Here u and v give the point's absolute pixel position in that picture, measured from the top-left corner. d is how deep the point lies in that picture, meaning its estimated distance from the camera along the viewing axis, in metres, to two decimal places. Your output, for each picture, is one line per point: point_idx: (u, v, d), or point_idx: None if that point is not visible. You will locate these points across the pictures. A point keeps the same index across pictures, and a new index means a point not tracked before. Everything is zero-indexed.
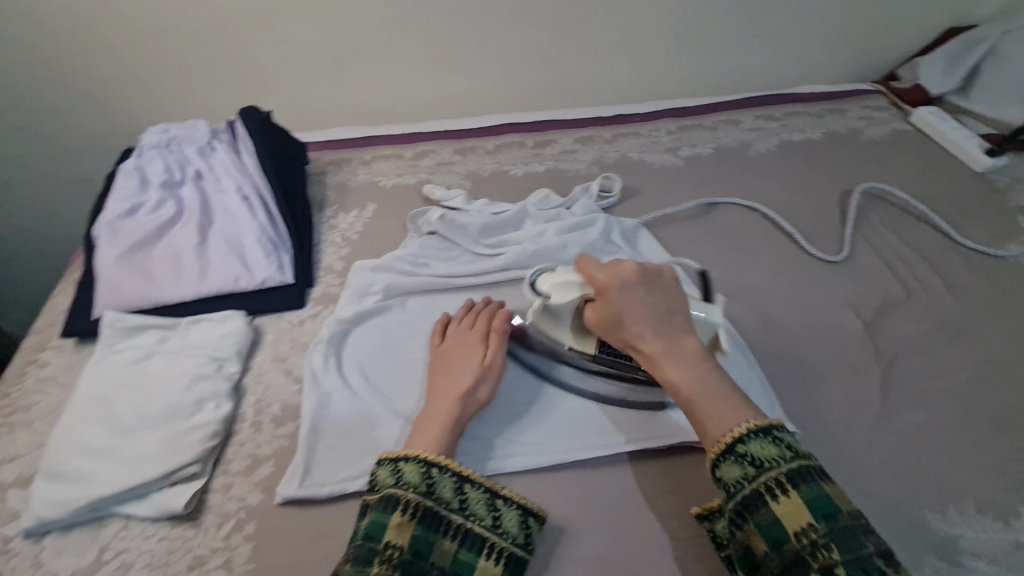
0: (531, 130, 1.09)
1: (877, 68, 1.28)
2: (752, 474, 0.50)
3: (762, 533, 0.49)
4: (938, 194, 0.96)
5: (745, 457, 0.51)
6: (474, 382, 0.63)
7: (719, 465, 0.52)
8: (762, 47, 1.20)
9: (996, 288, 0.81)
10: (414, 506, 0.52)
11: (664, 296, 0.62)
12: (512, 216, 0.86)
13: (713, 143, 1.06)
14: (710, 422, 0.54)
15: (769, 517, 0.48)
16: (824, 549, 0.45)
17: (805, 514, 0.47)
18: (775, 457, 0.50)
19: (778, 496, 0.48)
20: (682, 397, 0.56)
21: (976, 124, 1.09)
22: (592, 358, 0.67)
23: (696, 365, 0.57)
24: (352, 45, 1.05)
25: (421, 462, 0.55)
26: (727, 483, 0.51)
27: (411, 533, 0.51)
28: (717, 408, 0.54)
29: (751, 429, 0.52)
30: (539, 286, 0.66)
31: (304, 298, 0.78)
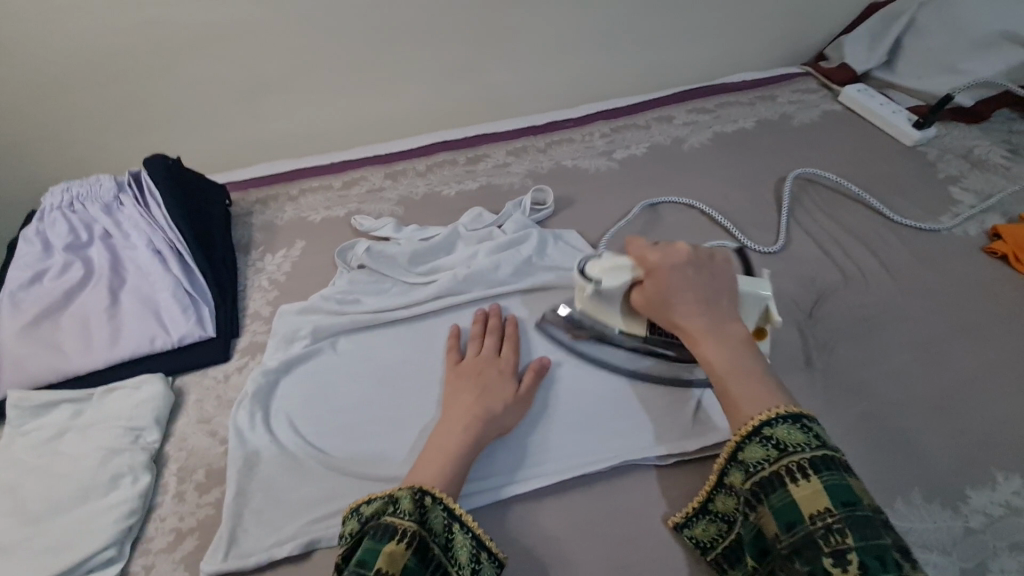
0: (463, 146, 1.07)
1: (805, 50, 1.29)
2: (774, 456, 0.48)
3: (775, 515, 0.46)
4: (871, 172, 0.96)
5: (769, 440, 0.49)
6: (503, 408, 0.62)
7: (742, 446, 0.50)
8: (689, 39, 1.19)
9: (932, 263, 0.81)
10: (408, 534, 0.48)
11: (716, 278, 0.60)
12: (443, 240, 0.83)
13: (647, 142, 1.05)
14: (743, 401, 0.52)
15: (786, 497, 0.46)
16: (839, 535, 0.43)
17: (823, 499, 0.45)
18: (802, 443, 0.48)
19: (797, 479, 0.46)
20: (717, 376, 0.54)
21: (903, 98, 1.09)
22: (643, 339, 0.68)
23: (735, 348, 0.55)
24: (267, 78, 1.01)
25: (416, 491, 0.52)
26: (748, 464, 0.50)
27: (403, 563, 0.47)
28: (751, 390, 0.52)
29: (778, 414, 0.50)
30: (589, 271, 0.65)
31: (229, 350, 0.74)
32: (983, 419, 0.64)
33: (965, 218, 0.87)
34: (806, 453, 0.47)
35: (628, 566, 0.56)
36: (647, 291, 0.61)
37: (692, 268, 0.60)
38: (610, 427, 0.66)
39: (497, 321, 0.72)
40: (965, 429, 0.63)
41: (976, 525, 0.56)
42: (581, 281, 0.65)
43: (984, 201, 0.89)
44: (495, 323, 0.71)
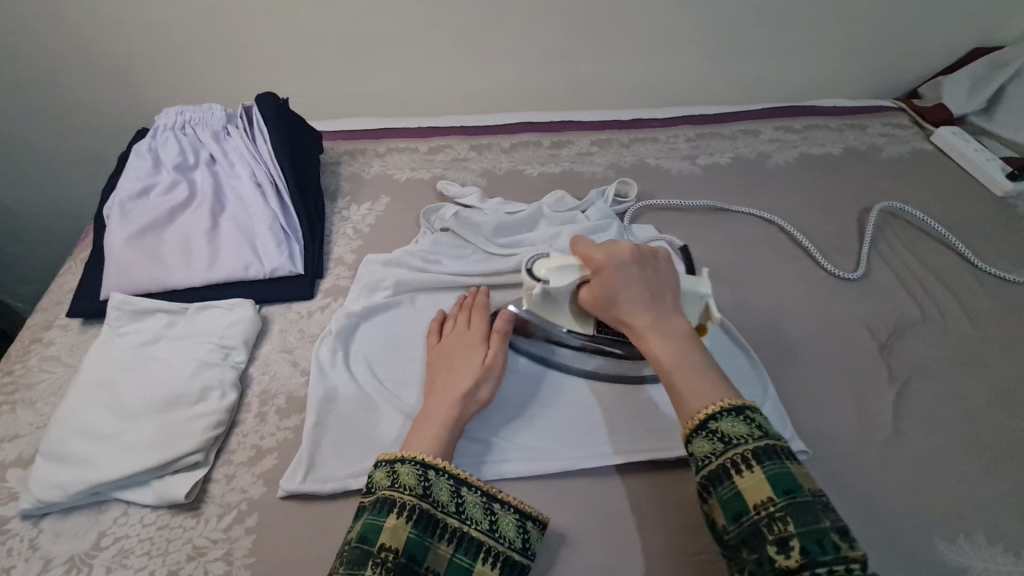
0: (549, 130, 1.08)
1: (898, 85, 1.27)
2: (720, 449, 0.48)
3: (724, 507, 0.47)
4: (958, 216, 0.95)
5: (715, 434, 0.49)
6: (475, 384, 0.62)
7: (690, 440, 0.50)
8: (785, 58, 1.18)
9: (1015, 315, 0.79)
10: (408, 508, 0.52)
11: (659, 276, 0.60)
12: (527, 216, 0.85)
13: (732, 153, 1.05)
14: (690, 398, 0.52)
15: (732, 490, 0.46)
16: (781, 522, 0.44)
17: (766, 489, 0.45)
18: (743, 434, 0.48)
19: (742, 470, 0.47)
20: (666, 372, 0.54)
21: (997, 146, 1.07)
22: (589, 338, 0.67)
23: (678, 344, 0.56)
24: (371, 35, 1.04)
25: (417, 464, 0.54)
26: (695, 459, 0.49)
27: (405, 535, 0.50)
28: (696, 384, 0.52)
29: (725, 407, 0.50)
30: (535, 270, 0.64)
31: (314, 289, 0.77)
32: None
33: None
34: (748, 444, 0.48)
35: (684, 554, 0.58)
36: (595, 290, 0.61)
37: (636, 264, 0.60)
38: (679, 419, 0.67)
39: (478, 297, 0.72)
40: None
41: None
42: (531, 282, 0.64)
43: None
44: (470, 302, 0.72)
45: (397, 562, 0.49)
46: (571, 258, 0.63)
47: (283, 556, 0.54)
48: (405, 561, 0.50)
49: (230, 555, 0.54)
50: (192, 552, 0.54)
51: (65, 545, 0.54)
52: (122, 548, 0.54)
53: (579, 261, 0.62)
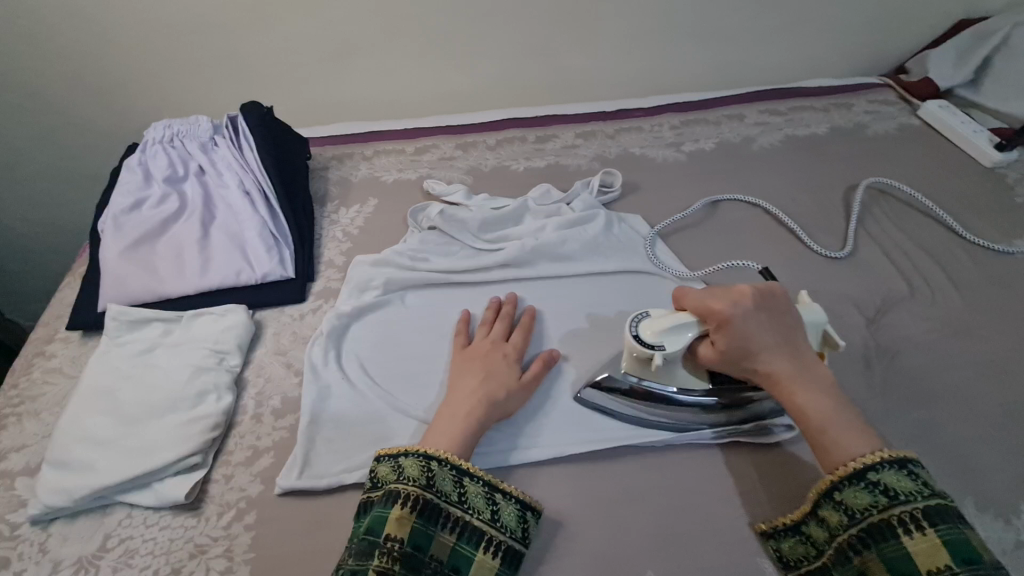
0: (532, 125, 1.09)
1: (884, 62, 1.26)
2: (883, 504, 0.50)
3: (888, 566, 0.48)
4: (947, 189, 0.94)
5: (878, 486, 0.50)
6: (507, 394, 0.63)
7: (842, 490, 0.52)
8: (768, 42, 1.19)
9: (1004, 285, 0.79)
10: (412, 499, 0.53)
11: (784, 318, 0.59)
12: (511, 211, 0.86)
13: (716, 138, 1.06)
14: (843, 449, 0.53)
15: (902, 550, 0.48)
16: None
17: (944, 555, 0.46)
18: (912, 491, 0.50)
19: (912, 531, 0.48)
20: (813, 427, 0.54)
21: (985, 118, 1.06)
22: (705, 391, 0.65)
23: (820, 396, 0.55)
24: (352, 40, 1.05)
25: (421, 457, 0.56)
26: (852, 508, 0.51)
27: (411, 526, 0.52)
28: (848, 435, 0.53)
29: (885, 458, 0.52)
30: (645, 337, 0.61)
31: (305, 292, 0.78)
32: None
33: None
34: (916, 503, 0.49)
35: (676, 535, 0.58)
36: (720, 344, 0.58)
37: (760, 309, 0.59)
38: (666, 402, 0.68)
39: (511, 308, 0.74)
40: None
41: None
42: (641, 350, 0.61)
43: None
44: (508, 310, 0.73)
45: (402, 551, 0.51)
46: (684, 315, 0.60)
47: (282, 551, 0.56)
48: (410, 551, 0.51)
49: (231, 551, 0.56)
50: (194, 550, 0.56)
51: (72, 548, 0.56)
52: (127, 549, 0.56)
53: (696, 314, 0.60)
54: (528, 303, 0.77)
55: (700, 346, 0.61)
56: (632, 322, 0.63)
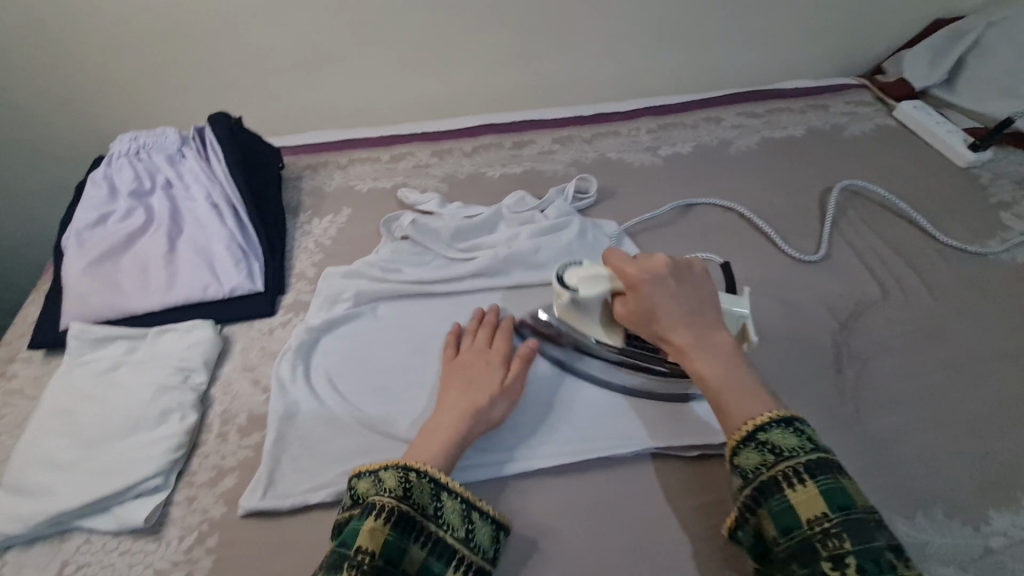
0: (509, 130, 1.08)
1: (862, 62, 1.27)
2: (770, 461, 0.50)
3: (774, 519, 0.48)
4: (922, 190, 0.94)
5: (766, 445, 0.50)
6: (489, 401, 0.62)
7: (737, 453, 0.52)
8: (745, 44, 1.18)
9: (976, 286, 0.79)
10: (387, 511, 0.52)
11: (696, 287, 0.61)
12: (485, 220, 0.85)
13: (693, 142, 1.05)
14: (735, 410, 0.53)
15: (784, 503, 0.48)
16: (836, 540, 0.45)
17: (821, 504, 0.47)
18: (797, 447, 0.50)
19: (794, 484, 0.48)
20: (709, 388, 0.56)
21: (960, 117, 1.06)
22: (619, 350, 0.67)
23: (720, 361, 0.57)
24: (326, 47, 1.04)
25: (400, 469, 0.55)
26: (745, 470, 0.51)
27: (383, 538, 0.50)
28: (740, 398, 0.54)
29: (772, 419, 0.52)
30: (567, 280, 0.64)
31: (275, 305, 0.77)
32: (1013, 443, 0.63)
33: (1014, 243, 0.84)
34: (800, 458, 0.49)
35: (646, 548, 0.58)
36: (631, 303, 0.61)
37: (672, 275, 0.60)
38: (639, 412, 0.67)
39: (493, 316, 0.72)
40: (993, 450, 0.63)
41: (996, 545, 0.56)
42: (560, 289, 0.65)
43: None
44: (490, 319, 0.71)
45: (372, 565, 0.49)
46: (604, 271, 0.63)
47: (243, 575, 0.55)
48: (380, 565, 0.49)
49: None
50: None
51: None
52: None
53: (614, 273, 0.62)
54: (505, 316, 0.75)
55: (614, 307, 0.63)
56: (564, 266, 0.67)
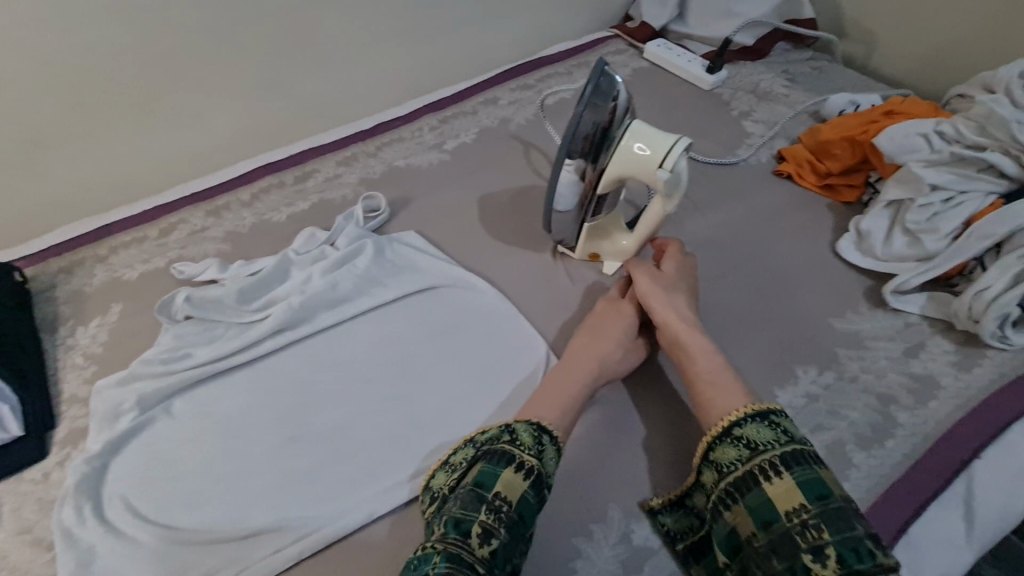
0: (289, 165, 1.01)
1: (612, 15, 1.36)
2: (747, 456, 0.51)
3: (752, 513, 0.49)
4: (679, 119, 1.03)
5: (741, 440, 0.52)
6: (618, 357, 0.67)
7: (716, 447, 0.54)
8: (501, 21, 1.21)
9: (737, 193, 0.87)
10: (525, 466, 0.53)
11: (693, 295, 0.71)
12: (272, 271, 0.79)
13: (476, 129, 1.06)
14: (715, 404, 0.56)
15: (761, 496, 0.49)
16: (814, 531, 0.45)
17: (797, 495, 0.47)
18: (772, 439, 0.51)
19: (771, 477, 0.49)
20: (703, 372, 0.59)
21: (696, 46, 1.18)
22: (599, 172, 0.67)
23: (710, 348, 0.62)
24: (38, 131, 0.88)
25: (533, 426, 0.56)
26: (721, 464, 0.53)
27: (519, 491, 0.51)
28: (722, 392, 0.57)
29: (749, 414, 0.54)
30: (674, 163, 0.63)
31: (44, 446, 0.67)
32: (782, 322, 0.70)
33: (757, 146, 0.95)
34: (776, 450, 0.51)
35: None
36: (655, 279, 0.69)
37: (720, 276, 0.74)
38: (473, 410, 0.67)
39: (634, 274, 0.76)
40: (768, 333, 0.69)
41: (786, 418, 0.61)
42: (666, 157, 0.63)
43: (771, 129, 0.98)
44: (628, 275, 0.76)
45: (509, 512, 0.50)
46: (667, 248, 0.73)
47: None
48: (515, 517, 0.50)
49: None
50: None
51: None
52: None
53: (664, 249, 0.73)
54: (390, 328, 0.75)
55: (637, 274, 0.69)
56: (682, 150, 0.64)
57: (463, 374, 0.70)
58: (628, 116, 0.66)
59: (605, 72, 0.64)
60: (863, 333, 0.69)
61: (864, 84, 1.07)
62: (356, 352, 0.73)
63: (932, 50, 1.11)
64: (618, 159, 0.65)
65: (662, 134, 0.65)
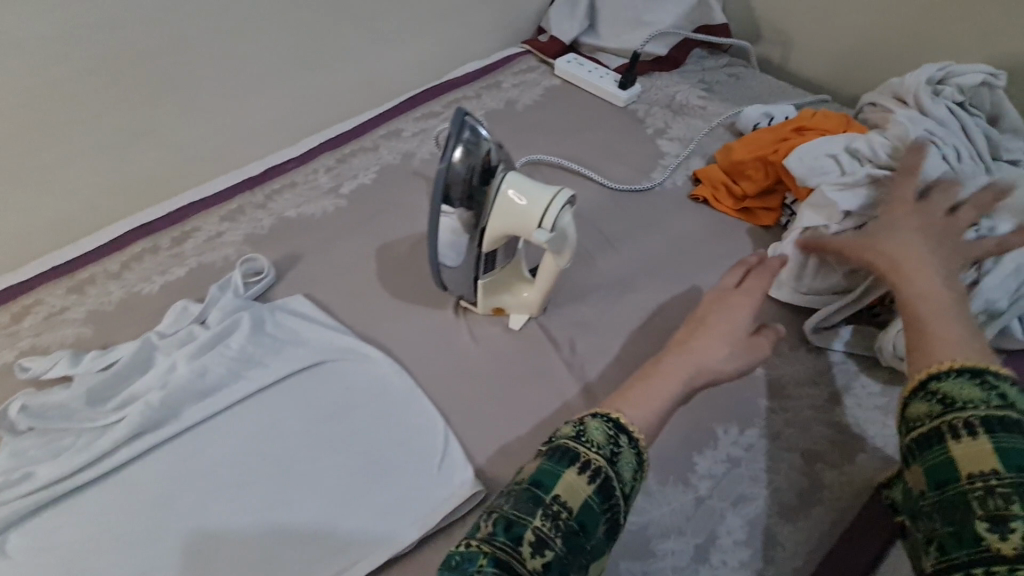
0: (166, 225, 0.90)
1: (523, 27, 1.28)
2: (938, 412, 0.46)
3: (928, 473, 0.45)
4: (592, 141, 0.96)
5: (935, 395, 0.47)
6: (725, 352, 0.58)
7: (910, 402, 0.49)
8: (402, 44, 1.12)
9: (652, 225, 0.83)
10: (590, 470, 0.47)
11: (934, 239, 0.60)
12: (130, 361, 0.68)
13: (376, 167, 0.97)
14: (937, 350, 0.50)
15: (943, 455, 0.44)
16: (1002, 500, 0.40)
17: (992, 460, 0.42)
18: (978, 398, 0.45)
19: (961, 436, 0.44)
20: (918, 317, 0.53)
21: (609, 59, 1.11)
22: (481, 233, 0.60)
23: (950, 280, 0.56)
24: None
25: (608, 423, 0.51)
26: (909, 420, 0.48)
27: (582, 497, 0.46)
28: (943, 342, 0.50)
29: (953, 369, 0.48)
30: (559, 219, 0.58)
31: None
32: None
33: (672, 168, 0.90)
34: (981, 411, 0.45)
35: None
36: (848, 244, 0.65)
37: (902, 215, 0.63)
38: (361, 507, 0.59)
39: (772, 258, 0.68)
40: None
41: (704, 491, 0.56)
42: (548, 213, 0.57)
43: (686, 147, 0.93)
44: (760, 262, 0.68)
45: (567, 523, 0.44)
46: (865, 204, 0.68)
47: None
48: (575, 528, 0.44)
49: None
50: None
51: None
52: None
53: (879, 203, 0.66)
54: (269, 415, 0.66)
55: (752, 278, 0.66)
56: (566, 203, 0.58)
57: (351, 465, 0.61)
58: (502, 166, 0.60)
59: (467, 123, 0.57)
60: (787, 379, 0.65)
61: (779, 92, 1.04)
62: (226, 449, 0.63)
63: (848, 50, 1.08)
64: (498, 218, 0.59)
65: (540, 184, 0.59)
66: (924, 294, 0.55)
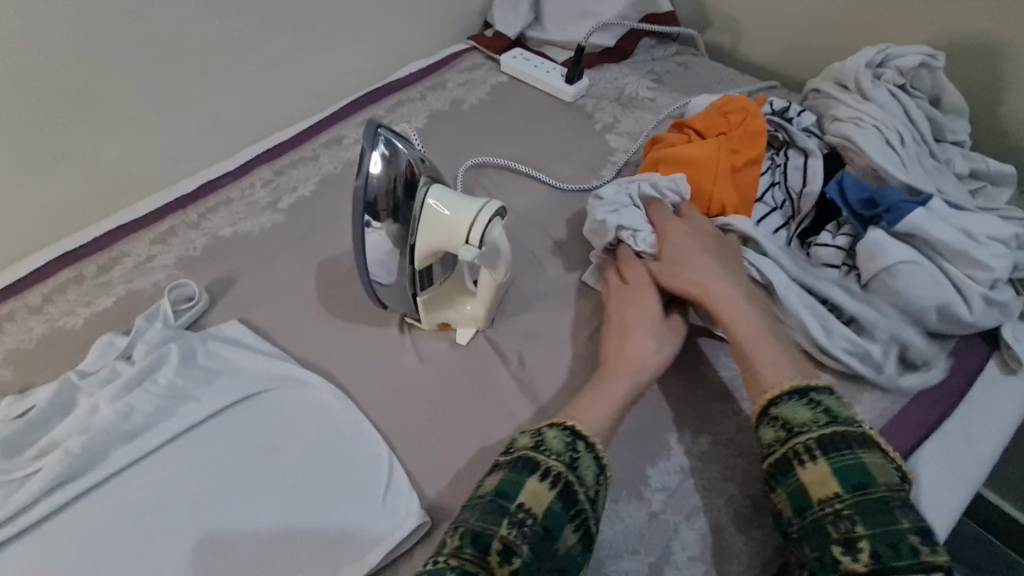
0: (91, 252, 0.85)
1: (467, 21, 1.23)
2: (784, 437, 0.52)
3: (789, 498, 0.50)
4: (540, 139, 0.93)
5: (778, 420, 0.53)
6: (657, 347, 0.61)
7: (759, 426, 0.55)
8: (339, 46, 1.07)
9: None
10: (552, 474, 0.49)
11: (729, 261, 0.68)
12: (48, 406, 0.63)
13: (316, 177, 0.93)
14: (765, 374, 0.57)
15: (795, 483, 0.50)
16: (849, 522, 0.45)
17: (833, 482, 0.48)
18: (810, 420, 0.52)
19: (806, 461, 0.50)
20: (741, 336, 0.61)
21: (555, 52, 1.08)
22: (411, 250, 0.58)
23: (746, 294, 0.64)
24: None
25: (564, 429, 0.52)
26: (762, 445, 0.54)
27: (547, 503, 0.47)
28: (769, 361, 0.58)
29: (784, 393, 0.54)
30: (490, 232, 0.56)
31: None
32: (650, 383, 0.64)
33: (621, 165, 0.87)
34: (813, 433, 0.51)
35: None
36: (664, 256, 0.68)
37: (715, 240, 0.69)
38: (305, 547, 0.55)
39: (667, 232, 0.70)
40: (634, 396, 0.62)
41: (658, 505, 0.56)
42: (478, 227, 0.56)
43: (635, 142, 0.90)
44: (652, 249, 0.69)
45: (534, 529, 0.45)
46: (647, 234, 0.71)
47: None
48: (540, 534, 0.45)
49: None
50: None
51: None
52: None
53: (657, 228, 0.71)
54: (203, 452, 0.62)
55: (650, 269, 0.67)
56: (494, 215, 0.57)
57: (292, 500, 0.58)
58: (426, 180, 0.58)
59: (382, 136, 0.55)
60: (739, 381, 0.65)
61: (728, 81, 1.03)
62: (158, 492, 0.59)
63: (794, 35, 1.06)
64: (427, 234, 0.56)
65: (466, 198, 0.57)
66: (739, 325, 0.61)
